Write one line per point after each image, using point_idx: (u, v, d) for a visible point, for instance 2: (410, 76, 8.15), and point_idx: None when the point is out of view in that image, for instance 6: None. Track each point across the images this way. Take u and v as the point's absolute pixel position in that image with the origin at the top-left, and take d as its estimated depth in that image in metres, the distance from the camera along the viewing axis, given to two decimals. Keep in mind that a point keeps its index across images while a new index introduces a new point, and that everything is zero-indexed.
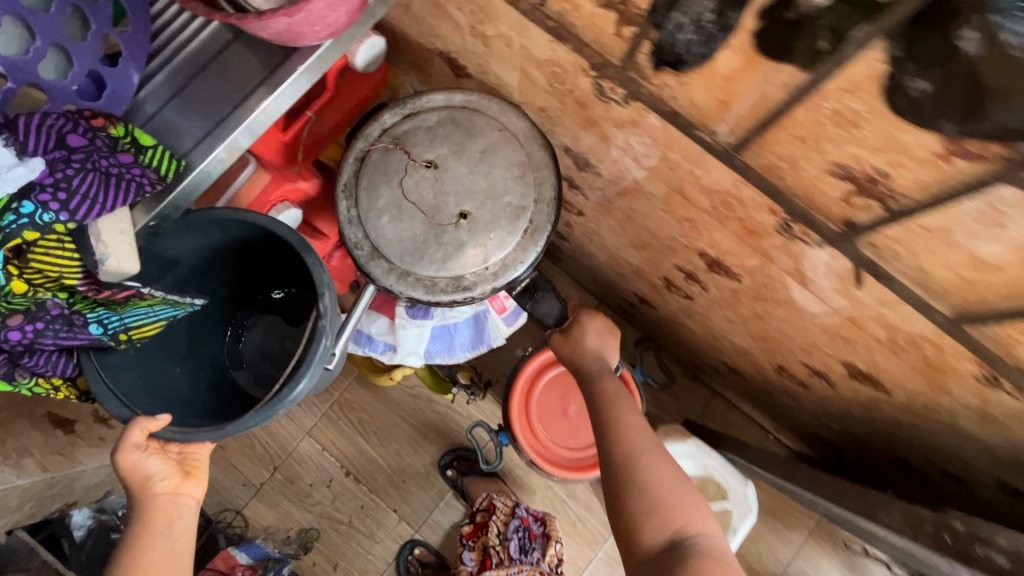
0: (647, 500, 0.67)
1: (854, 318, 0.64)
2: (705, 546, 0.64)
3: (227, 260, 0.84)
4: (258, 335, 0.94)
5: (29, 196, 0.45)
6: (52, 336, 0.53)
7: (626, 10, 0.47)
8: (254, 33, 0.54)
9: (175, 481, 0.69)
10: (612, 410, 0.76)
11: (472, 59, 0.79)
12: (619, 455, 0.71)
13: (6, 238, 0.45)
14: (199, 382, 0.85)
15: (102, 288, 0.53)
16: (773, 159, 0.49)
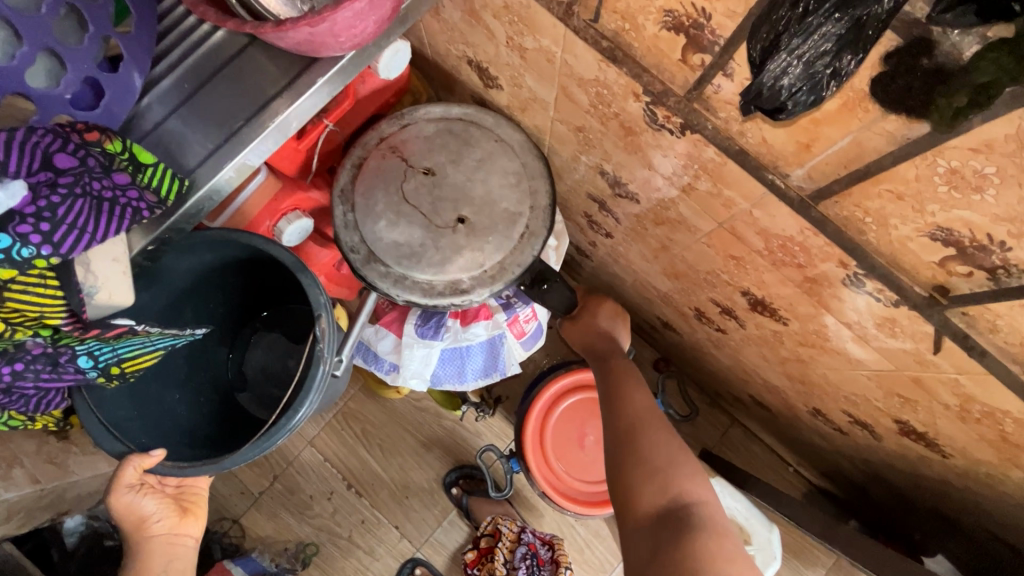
0: (646, 463, 0.62)
1: (920, 380, 0.58)
2: (703, 516, 0.57)
3: (222, 279, 0.81)
4: (261, 352, 0.90)
5: (6, 227, 0.40)
6: (32, 378, 0.49)
7: (699, 35, 0.41)
8: (272, 42, 0.49)
9: (173, 520, 0.73)
10: (619, 385, 0.73)
11: (505, 70, 0.72)
12: (623, 420, 0.67)
13: None
14: (199, 405, 0.82)
15: (89, 328, 0.47)
16: (857, 213, 0.43)
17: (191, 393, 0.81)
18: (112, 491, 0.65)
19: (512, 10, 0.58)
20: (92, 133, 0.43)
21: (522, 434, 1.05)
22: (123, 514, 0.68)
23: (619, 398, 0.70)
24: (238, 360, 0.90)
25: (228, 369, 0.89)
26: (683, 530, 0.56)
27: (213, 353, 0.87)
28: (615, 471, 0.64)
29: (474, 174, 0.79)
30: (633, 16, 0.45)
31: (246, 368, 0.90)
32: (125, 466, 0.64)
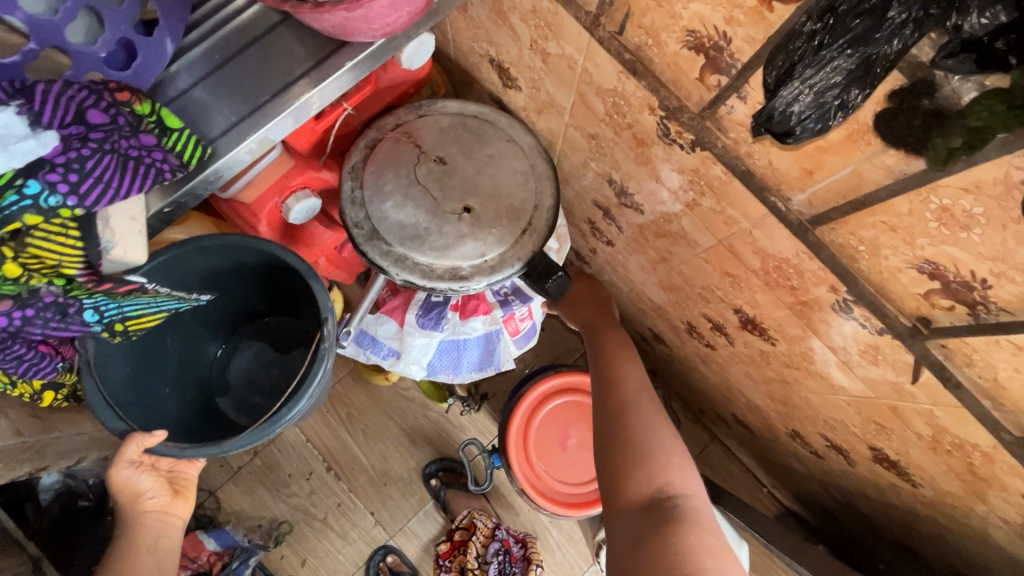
0: (634, 448, 0.63)
1: (896, 409, 0.61)
2: (687, 507, 0.58)
3: (232, 283, 0.86)
4: (246, 359, 0.96)
5: (35, 174, 0.41)
6: (40, 325, 0.48)
7: (718, 57, 0.43)
8: (307, 22, 0.50)
9: (166, 500, 0.73)
10: (614, 369, 0.74)
11: (526, 72, 0.74)
12: (614, 404, 0.69)
13: (5, 222, 0.40)
14: (184, 400, 0.87)
15: (102, 281, 0.48)
16: (852, 240, 0.45)
17: (178, 389, 0.87)
18: (113, 464, 0.68)
19: (538, 14, 0.60)
20: (122, 94, 0.45)
21: (506, 429, 1.06)
22: (120, 490, 0.70)
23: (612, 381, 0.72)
24: (223, 361, 0.96)
25: (212, 369, 0.95)
26: (664, 518, 0.56)
27: (202, 350, 0.93)
28: (602, 454, 0.66)
29: (484, 168, 0.81)
30: (657, 33, 0.47)
31: (229, 373, 0.96)
32: (128, 444, 0.66)
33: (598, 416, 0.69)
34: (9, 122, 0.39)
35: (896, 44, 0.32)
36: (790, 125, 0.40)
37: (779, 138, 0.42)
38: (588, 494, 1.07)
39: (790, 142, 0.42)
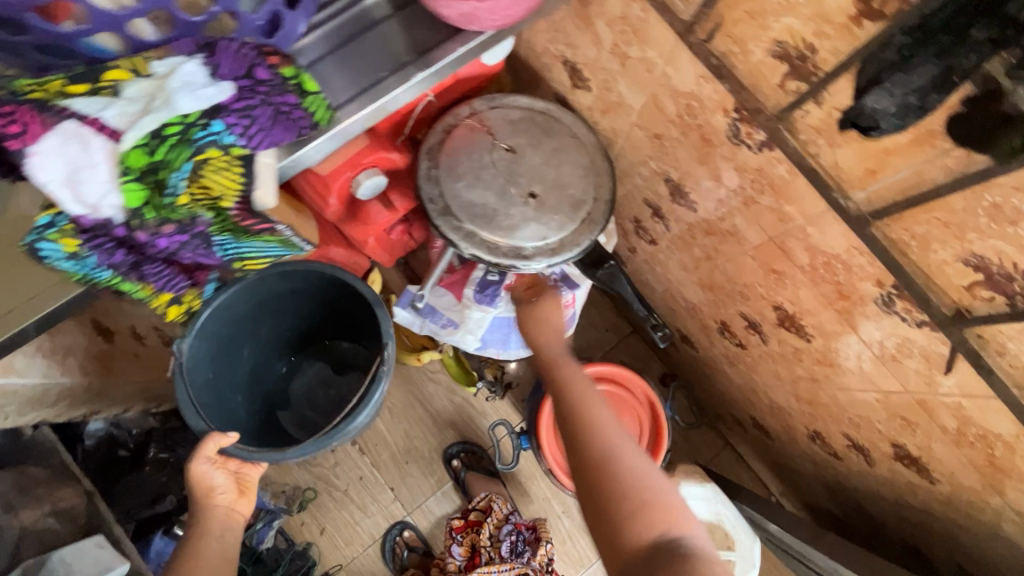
0: (628, 499, 0.56)
1: (924, 402, 0.66)
2: (694, 556, 0.53)
3: (301, 307, 1.02)
4: (307, 376, 1.12)
5: (218, 116, 0.47)
6: (189, 254, 0.52)
7: (802, 66, 0.50)
8: (436, 9, 0.57)
9: (234, 496, 0.81)
10: (586, 409, 0.65)
11: (600, 74, 0.81)
12: (596, 452, 0.60)
13: (196, 153, 0.47)
14: (252, 409, 1.03)
15: (248, 218, 0.54)
16: (905, 236, 0.51)
17: (247, 397, 1.03)
18: (193, 459, 0.78)
19: (626, 20, 0.67)
20: (272, 58, 0.50)
21: (538, 414, 1.12)
22: (195, 481, 0.79)
23: (589, 424, 0.63)
24: (287, 377, 1.12)
25: (277, 383, 1.11)
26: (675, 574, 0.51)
27: (271, 365, 1.09)
28: (592, 510, 0.57)
29: (549, 159, 0.88)
30: (745, 42, 0.53)
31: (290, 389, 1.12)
32: (207, 441, 0.77)
33: (578, 466, 0.61)
34: (194, 72, 0.46)
35: (974, 57, 0.39)
36: (875, 119, 0.46)
37: (864, 132, 0.47)
38: None
39: (875, 137, 0.47)
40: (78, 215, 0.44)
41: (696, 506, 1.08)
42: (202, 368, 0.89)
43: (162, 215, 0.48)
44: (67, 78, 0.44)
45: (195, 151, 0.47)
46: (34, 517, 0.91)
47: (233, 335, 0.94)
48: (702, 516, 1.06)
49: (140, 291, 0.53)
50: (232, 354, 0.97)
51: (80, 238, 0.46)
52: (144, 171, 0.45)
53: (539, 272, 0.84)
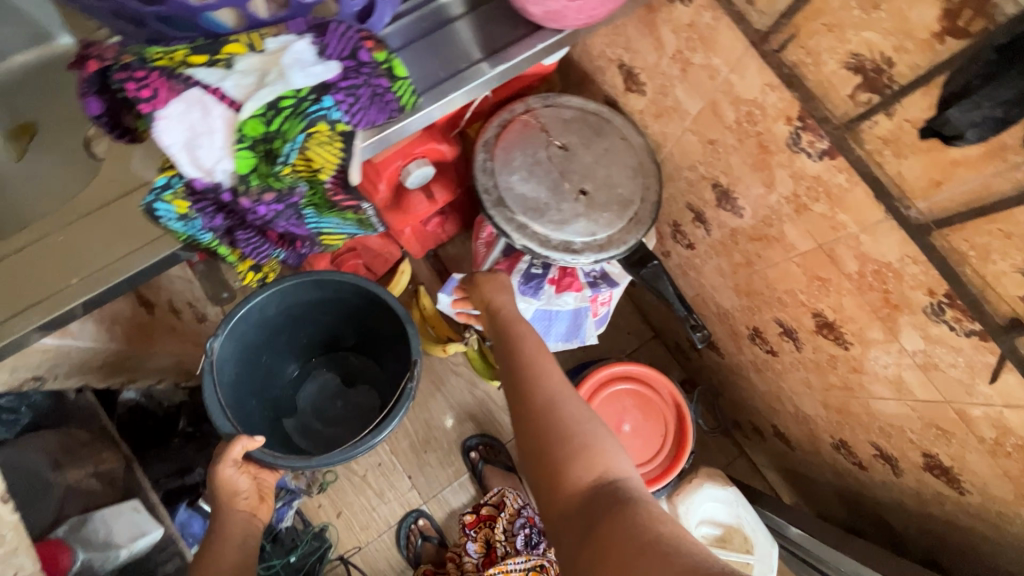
0: (566, 443, 0.57)
1: (962, 412, 0.68)
2: (631, 492, 0.54)
3: (320, 319, 1.17)
4: (316, 386, 1.27)
5: (328, 93, 0.49)
6: (282, 222, 0.55)
7: (876, 78, 0.52)
8: (529, 5, 0.61)
9: (256, 502, 0.93)
10: (527, 363, 0.66)
11: (658, 79, 0.83)
12: (537, 403, 0.62)
13: (311, 125, 0.48)
14: (264, 412, 1.15)
15: (341, 193, 0.55)
16: (964, 246, 0.54)
17: (261, 400, 1.15)
18: (222, 461, 0.86)
19: (694, 28, 0.70)
20: (370, 42, 0.52)
21: None
22: (222, 486, 0.88)
23: (530, 375, 0.64)
24: (295, 386, 1.26)
25: (286, 390, 1.24)
26: (611, 509, 0.52)
27: (283, 374, 1.23)
28: (533, 458, 0.59)
29: (600, 159, 0.90)
30: (819, 53, 0.56)
31: (297, 397, 1.26)
32: (235, 445, 0.86)
33: (521, 419, 0.62)
34: (305, 51, 0.49)
35: None
36: (959, 129, 0.48)
37: (947, 141, 0.49)
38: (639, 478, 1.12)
39: (947, 147, 0.50)
40: (191, 177, 0.47)
41: (716, 508, 1.09)
42: (228, 368, 1.01)
43: (264, 183, 0.50)
44: (190, 49, 0.47)
45: (309, 124, 0.48)
46: (80, 476, 0.94)
47: (257, 339, 1.07)
48: (723, 519, 1.08)
49: (230, 254, 0.58)
50: (253, 357, 1.09)
51: (190, 199, 0.49)
52: (256, 139, 0.47)
53: (585, 267, 0.86)
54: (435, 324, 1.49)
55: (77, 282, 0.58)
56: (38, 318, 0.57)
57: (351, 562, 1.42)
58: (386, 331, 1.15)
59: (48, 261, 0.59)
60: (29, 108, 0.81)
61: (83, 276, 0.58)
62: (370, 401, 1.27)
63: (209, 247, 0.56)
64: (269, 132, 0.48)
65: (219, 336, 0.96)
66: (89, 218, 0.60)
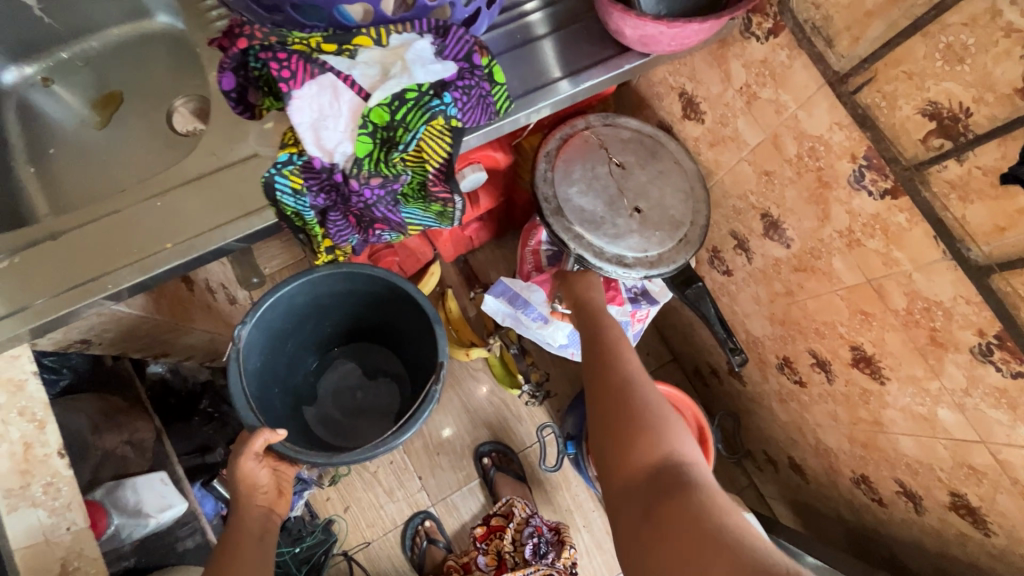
0: (639, 422, 0.63)
1: (997, 452, 0.71)
2: (694, 473, 0.58)
3: (346, 309, 1.09)
4: (338, 376, 1.21)
5: (447, 90, 0.53)
6: (380, 209, 0.57)
7: (952, 126, 0.56)
8: (626, 29, 0.65)
9: (273, 497, 0.87)
10: (608, 351, 0.73)
11: (719, 110, 0.87)
12: (614, 385, 0.68)
13: (431, 117, 0.52)
14: (285, 402, 1.09)
15: (442, 185, 0.58)
16: (1021, 289, 0.57)
17: (282, 389, 1.08)
18: (243, 454, 0.82)
19: (767, 64, 0.74)
20: (481, 49, 0.56)
21: None
22: (241, 480, 0.83)
23: (610, 364, 0.71)
24: (317, 374, 1.19)
25: (307, 378, 1.18)
26: (673, 484, 0.56)
27: (304, 363, 1.15)
28: (607, 435, 0.65)
29: (654, 180, 0.94)
30: (895, 98, 0.60)
31: (318, 385, 1.19)
32: (257, 437, 0.81)
33: (598, 398, 0.69)
34: (425, 49, 0.52)
35: None
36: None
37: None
38: None
39: (1017, 196, 0.53)
40: (313, 156, 0.51)
41: None
42: (253, 356, 0.95)
43: (374, 167, 0.53)
44: (323, 37, 0.51)
45: (430, 116, 0.52)
46: (115, 443, 0.95)
47: (284, 326, 1.00)
48: None
49: (318, 233, 0.60)
50: (279, 345, 1.02)
51: (305, 176, 0.53)
52: (378, 126, 0.51)
53: (634, 281, 0.89)
54: (459, 327, 1.48)
55: (172, 247, 0.62)
56: (130, 278, 0.61)
57: (354, 558, 1.41)
58: (414, 331, 1.07)
59: (144, 225, 0.63)
60: (116, 79, 0.84)
61: (178, 242, 0.62)
62: (390, 398, 1.20)
63: (302, 225, 0.59)
64: (394, 122, 0.52)
65: (247, 323, 0.89)
66: (183, 188, 0.64)
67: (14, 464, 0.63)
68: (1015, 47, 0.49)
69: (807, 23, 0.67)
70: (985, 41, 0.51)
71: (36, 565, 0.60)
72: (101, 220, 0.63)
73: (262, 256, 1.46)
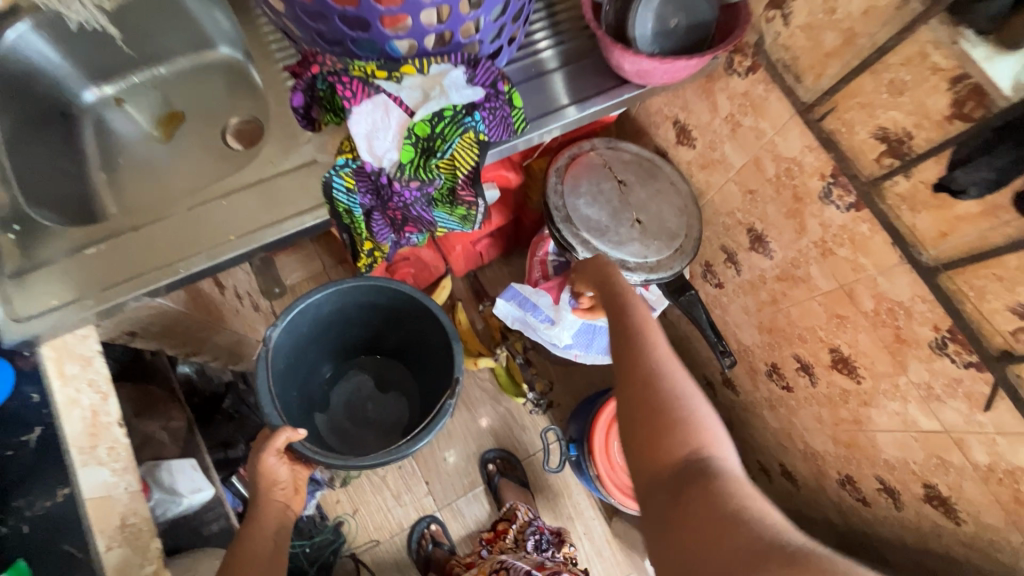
0: (668, 415, 0.59)
1: (960, 440, 0.78)
2: (722, 470, 0.56)
3: (367, 321, 1.12)
4: (350, 387, 1.23)
5: (477, 110, 0.64)
6: (416, 209, 0.69)
7: (899, 147, 0.66)
8: (624, 64, 0.76)
9: (291, 494, 0.82)
10: (634, 335, 0.67)
11: (708, 136, 0.98)
12: (641, 372, 0.63)
13: (466, 130, 0.64)
14: (301, 407, 1.10)
15: (470, 189, 0.68)
16: (965, 286, 0.66)
17: (299, 394, 1.10)
18: (264, 450, 0.77)
19: (747, 96, 0.85)
20: (505, 79, 0.67)
21: (594, 427, 1.22)
22: (262, 475, 0.79)
23: (633, 344, 0.66)
24: (329, 384, 1.21)
25: (321, 387, 1.19)
26: (701, 485, 0.55)
27: (319, 371, 1.17)
28: (629, 420, 0.62)
29: (652, 197, 1.04)
30: (853, 125, 0.71)
31: (331, 394, 1.21)
32: (280, 435, 0.77)
33: (623, 384, 0.64)
34: (459, 77, 0.63)
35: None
36: (963, 185, 0.60)
37: (954, 194, 0.62)
38: None
39: (954, 203, 0.63)
40: (366, 162, 0.63)
41: None
42: (280, 359, 0.97)
43: (414, 171, 0.65)
44: (378, 65, 0.62)
45: (463, 128, 0.64)
46: (154, 428, 1.03)
47: (309, 334, 1.03)
48: None
49: (364, 233, 0.71)
50: (302, 351, 1.05)
51: (357, 177, 0.65)
52: (421, 137, 0.63)
53: (635, 284, 0.99)
54: (468, 338, 1.57)
55: (235, 239, 0.72)
56: (199, 264, 0.71)
57: (361, 560, 1.45)
58: (430, 350, 1.11)
59: (211, 220, 0.73)
60: (177, 100, 0.96)
61: (240, 234, 0.72)
62: (399, 412, 1.22)
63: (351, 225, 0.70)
64: (434, 134, 0.63)
65: (277, 326, 0.92)
66: (245, 189, 0.74)
67: (84, 427, 0.69)
68: (941, 82, 0.59)
69: (779, 62, 0.78)
70: (919, 78, 0.61)
71: (99, 515, 0.65)
72: (174, 216, 0.73)
73: (285, 268, 1.55)
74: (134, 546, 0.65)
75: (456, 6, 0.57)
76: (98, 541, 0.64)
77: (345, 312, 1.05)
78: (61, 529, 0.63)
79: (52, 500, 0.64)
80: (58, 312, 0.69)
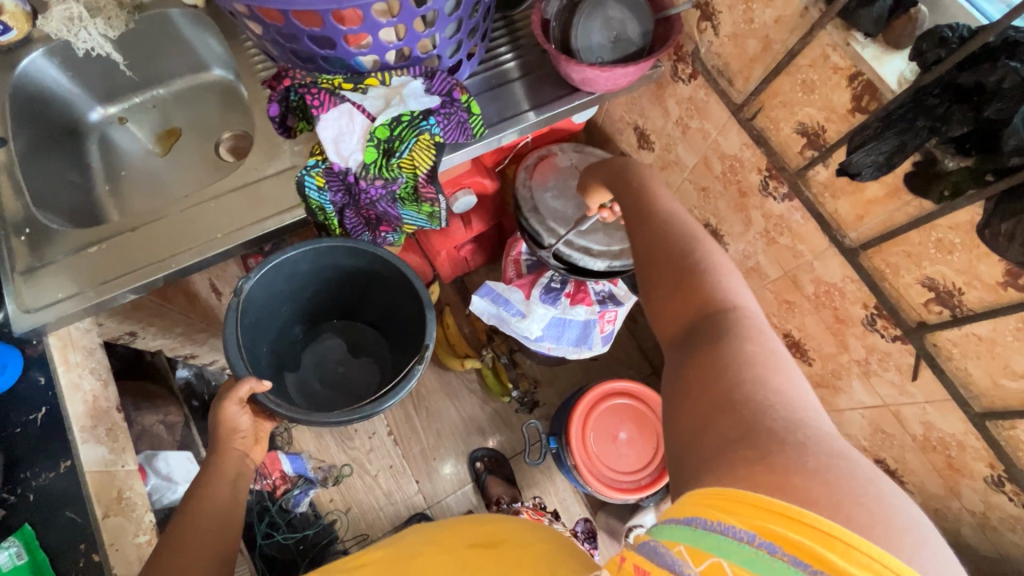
0: (682, 280, 0.53)
1: (898, 412, 0.83)
2: (741, 327, 0.48)
3: (341, 284, 1.15)
4: (322, 348, 1.25)
5: (433, 115, 0.71)
6: (383, 204, 0.77)
7: (816, 140, 0.73)
8: (573, 73, 0.84)
9: (251, 443, 0.80)
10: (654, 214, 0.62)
11: (664, 139, 1.05)
12: (657, 245, 0.58)
13: (421, 132, 0.71)
14: (272, 361, 1.12)
15: (431, 186, 0.75)
16: (883, 265, 0.73)
17: (271, 350, 1.12)
18: (225, 398, 0.76)
19: (692, 101, 0.93)
20: (460, 87, 0.74)
21: (569, 419, 1.28)
22: (220, 423, 0.76)
23: (653, 221, 0.61)
24: (301, 342, 1.23)
25: (293, 345, 1.21)
26: (710, 341, 0.47)
27: (292, 330, 1.19)
28: (653, 295, 0.56)
29: None
30: (778, 122, 0.78)
31: (302, 354, 1.23)
32: (243, 384, 0.76)
33: (643, 259, 0.59)
34: (417, 88, 0.71)
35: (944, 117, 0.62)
36: (859, 168, 0.67)
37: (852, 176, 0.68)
38: (627, 484, 1.26)
39: (864, 189, 0.70)
40: (334, 162, 0.71)
41: None
42: (252, 310, 1.00)
43: (378, 171, 0.72)
44: (344, 78, 0.70)
45: (420, 130, 0.71)
46: (152, 421, 1.11)
47: (284, 290, 1.06)
48: None
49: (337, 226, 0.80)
50: (275, 306, 1.07)
51: (327, 177, 0.72)
52: (382, 139, 0.71)
53: (599, 271, 1.05)
54: (455, 341, 1.62)
55: (221, 237, 0.79)
56: (188, 260, 0.78)
57: None
58: (404, 320, 1.14)
59: (200, 219, 0.80)
60: (176, 118, 1.05)
61: (225, 232, 0.80)
62: (370, 376, 1.24)
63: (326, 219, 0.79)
64: (393, 136, 0.71)
65: (250, 277, 0.95)
66: (234, 193, 0.82)
67: (84, 409, 0.77)
68: (842, 80, 0.67)
69: (714, 69, 0.86)
70: (824, 78, 0.69)
71: (99, 486, 0.72)
72: (168, 217, 0.81)
73: None
74: (129, 516, 0.72)
75: (411, 25, 0.65)
76: (96, 508, 0.70)
77: (322, 272, 1.08)
78: (65, 498, 0.70)
79: (55, 471, 0.71)
80: (60, 304, 0.76)
